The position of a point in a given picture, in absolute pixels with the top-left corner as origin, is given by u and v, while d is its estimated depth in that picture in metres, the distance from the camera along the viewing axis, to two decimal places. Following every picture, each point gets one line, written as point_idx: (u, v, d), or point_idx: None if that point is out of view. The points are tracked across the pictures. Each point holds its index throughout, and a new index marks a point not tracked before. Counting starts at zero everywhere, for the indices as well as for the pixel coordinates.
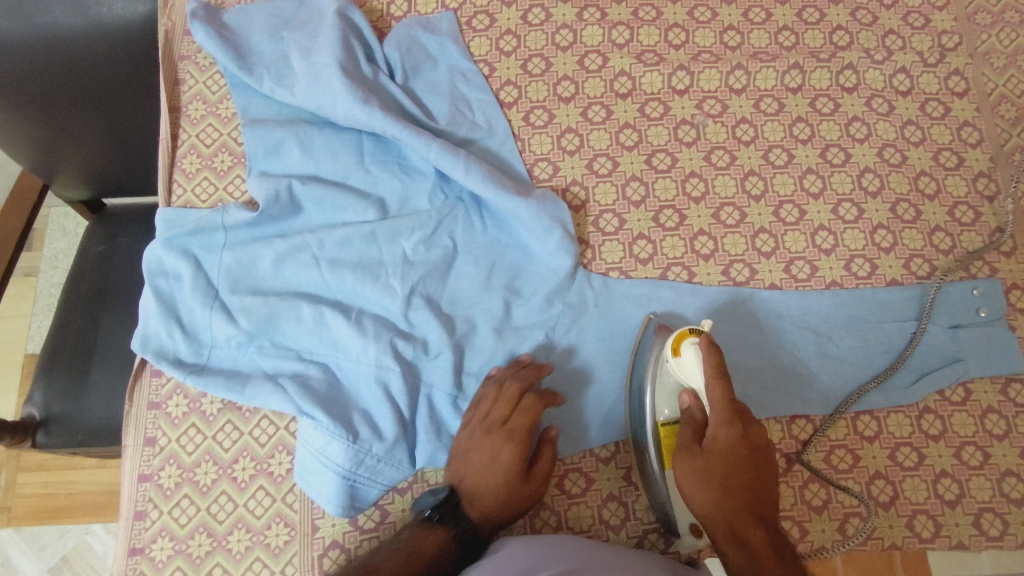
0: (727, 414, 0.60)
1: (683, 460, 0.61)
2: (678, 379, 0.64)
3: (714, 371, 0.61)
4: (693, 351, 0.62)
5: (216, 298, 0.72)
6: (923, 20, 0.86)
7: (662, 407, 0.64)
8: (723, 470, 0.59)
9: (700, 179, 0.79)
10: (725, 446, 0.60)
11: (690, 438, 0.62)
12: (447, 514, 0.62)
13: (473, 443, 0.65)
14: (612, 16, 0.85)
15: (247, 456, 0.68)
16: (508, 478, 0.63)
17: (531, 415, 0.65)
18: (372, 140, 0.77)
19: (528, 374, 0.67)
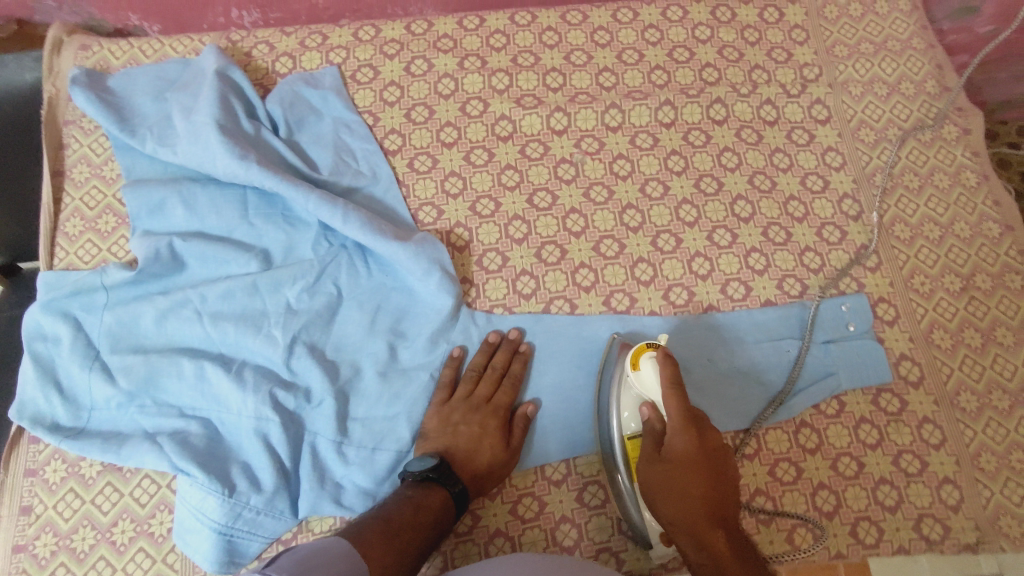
0: (682, 420, 0.62)
1: (646, 468, 0.63)
2: (638, 394, 0.65)
3: (670, 384, 0.63)
4: (650, 366, 0.64)
5: (97, 358, 0.72)
6: (786, 54, 0.92)
7: (627, 423, 0.66)
8: (683, 486, 0.61)
9: (580, 215, 0.82)
10: (681, 454, 0.62)
11: (649, 451, 0.63)
12: (445, 474, 0.65)
13: (457, 415, 0.69)
14: (491, 64, 0.89)
15: (127, 518, 0.67)
16: (493, 446, 0.68)
17: (511, 392, 0.71)
18: (256, 194, 0.79)
19: (497, 354, 0.73)
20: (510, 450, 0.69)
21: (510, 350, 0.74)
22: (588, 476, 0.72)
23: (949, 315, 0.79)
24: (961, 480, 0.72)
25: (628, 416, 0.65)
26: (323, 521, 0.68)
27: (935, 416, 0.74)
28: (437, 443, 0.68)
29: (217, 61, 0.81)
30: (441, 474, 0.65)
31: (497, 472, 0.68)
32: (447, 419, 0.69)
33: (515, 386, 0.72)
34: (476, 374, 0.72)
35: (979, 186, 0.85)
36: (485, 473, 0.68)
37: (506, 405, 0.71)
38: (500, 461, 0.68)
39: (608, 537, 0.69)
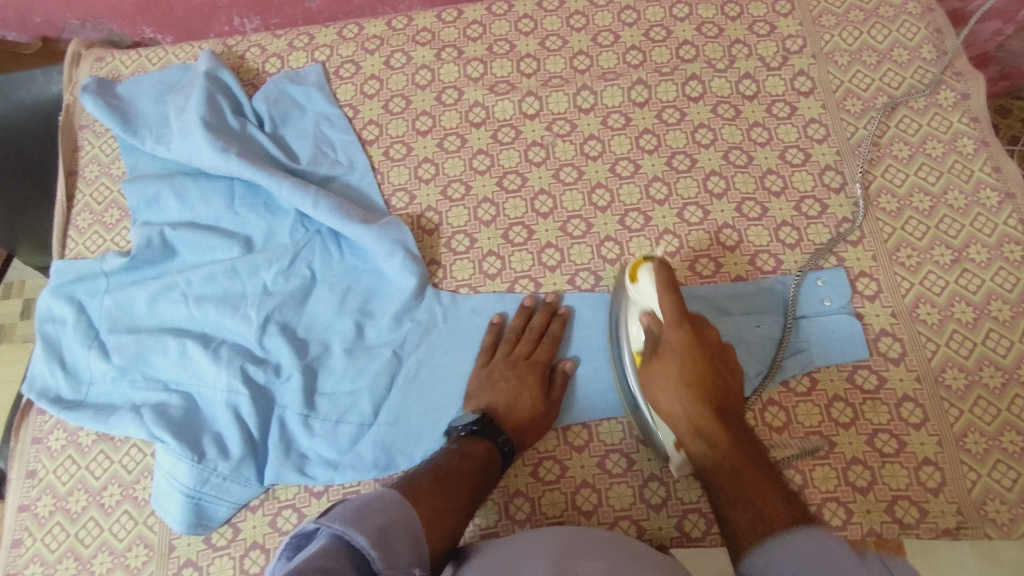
0: (676, 316, 0.63)
1: (647, 368, 0.65)
2: (638, 304, 0.67)
3: (664, 285, 0.64)
4: (648, 276, 0.65)
5: (96, 338, 0.79)
6: (769, 27, 0.89)
7: (634, 335, 0.67)
8: (681, 377, 0.63)
9: (548, 196, 0.83)
10: (676, 347, 0.63)
11: (649, 347, 0.65)
12: (488, 425, 0.67)
13: (497, 373, 0.72)
14: (468, 53, 0.91)
15: (115, 483, 0.74)
16: (532, 400, 0.70)
17: (550, 350, 0.74)
18: (242, 185, 0.84)
19: (535, 315, 0.76)
20: (549, 404, 0.71)
21: (548, 312, 0.76)
22: (544, 451, 0.72)
23: (937, 289, 0.74)
24: (944, 461, 0.67)
25: (635, 329, 0.67)
26: (288, 490, 0.72)
27: (916, 394, 0.70)
28: (478, 401, 0.71)
29: (207, 64, 0.87)
30: (484, 426, 0.67)
31: (538, 425, 0.70)
32: (486, 379, 0.72)
33: (555, 346, 0.74)
34: (514, 335, 0.75)
35: (977, 153, 0.80)
36: (528, 426, 0.69)
37: (544, 362, 0.73)
38: (539, 413, 0.70)
39: (562, 512, 0.69)
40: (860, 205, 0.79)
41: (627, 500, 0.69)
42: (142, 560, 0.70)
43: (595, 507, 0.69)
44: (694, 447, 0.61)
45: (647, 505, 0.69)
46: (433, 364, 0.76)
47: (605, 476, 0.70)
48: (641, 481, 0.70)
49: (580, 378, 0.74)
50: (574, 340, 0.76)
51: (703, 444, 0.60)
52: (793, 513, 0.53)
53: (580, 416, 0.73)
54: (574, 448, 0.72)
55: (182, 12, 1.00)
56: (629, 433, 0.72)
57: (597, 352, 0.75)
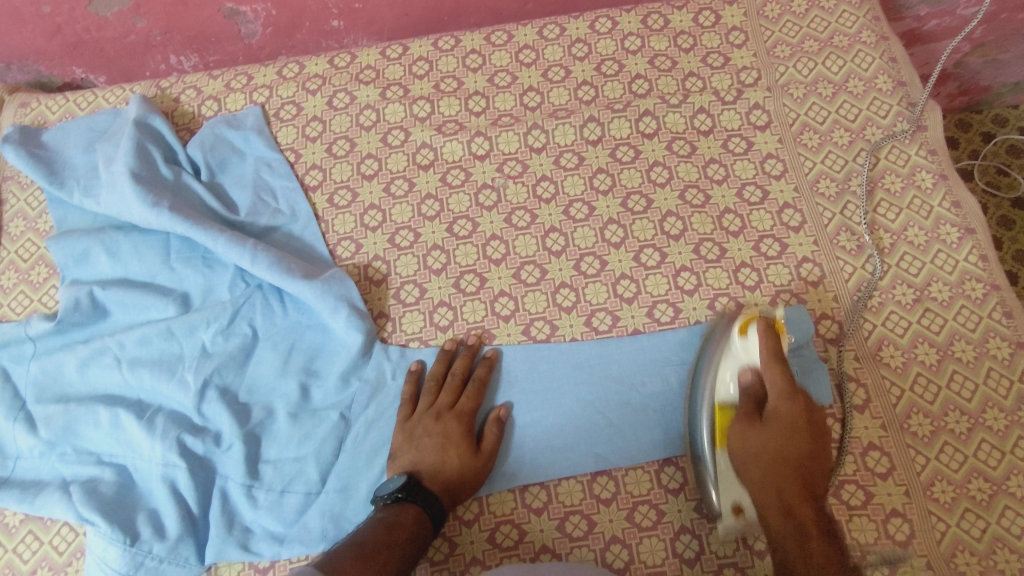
0: (789, 389, 0.62)
1: (744, 425, 0.62)
2: (738, 359, 0.66)
3: (771, 354, 0.64)
4: (757, 335, 0.66)
5: (22, 408, 0.74)
6: (723, 59, 0.87)
7: (725, 388, 0.66)
8: (778, 451, 0.60)
9: (500, 241, 0.79)
10: (787, 420, 0.61)
11: (749, 415, 0.63)
12: (414, 491, 0.63)
13: (421, 428, 0.68)
14: (414, 92, 0.88)
15: (45, 566, 0.68)
16: (460, 454, 0.66)
17: (475, 397, 0.70)
18: (177, 239, 0.79)
19: (456, 360, 0.73)
20: (480, 456, 0.67)
21: (470, 355, 0.73)
22: (501, 515, 0.69)
23: (900, 330, 0.72)
24: (912, 513, 0.65)
25: (727, 381, 0.66)
26: (231, 568, 0.67)
27: (881, 442, 0.68)
28: (406, 461, 0.67)
29: (137, 111, 0.83)
30: (411, 491, 0.63)
31: (470, 481, 0.66)
32: (411, 434, 0.68)
33: (480, 391, 0.71)
34: (435, 385, 0.71)
35: (936, 187, 0.79)
36: (457, 483, 0.66)
37: (470, 410, 0.69)
38: (470, 467, 0.66)
39: None
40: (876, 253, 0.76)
41: (589, 564, 0.66)
42: None
43: None
44: (778, 524, 0.57)
45: (610, 569, 0.66)
46: (383, 425, 0.72)
47: (566, 540, 0.67)
48: (603, 545, 0.66)
49: (539, 435, 0.71)
50: (526, 392, 0.73)
51: (789, 520, 0.56)
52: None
53: (537, 476, 0.69)
54: (532, 510, 0.69)
55: (114, 52, 0.95)
56: (589, 493, 0.69)
57: (558, 405, 0.72)
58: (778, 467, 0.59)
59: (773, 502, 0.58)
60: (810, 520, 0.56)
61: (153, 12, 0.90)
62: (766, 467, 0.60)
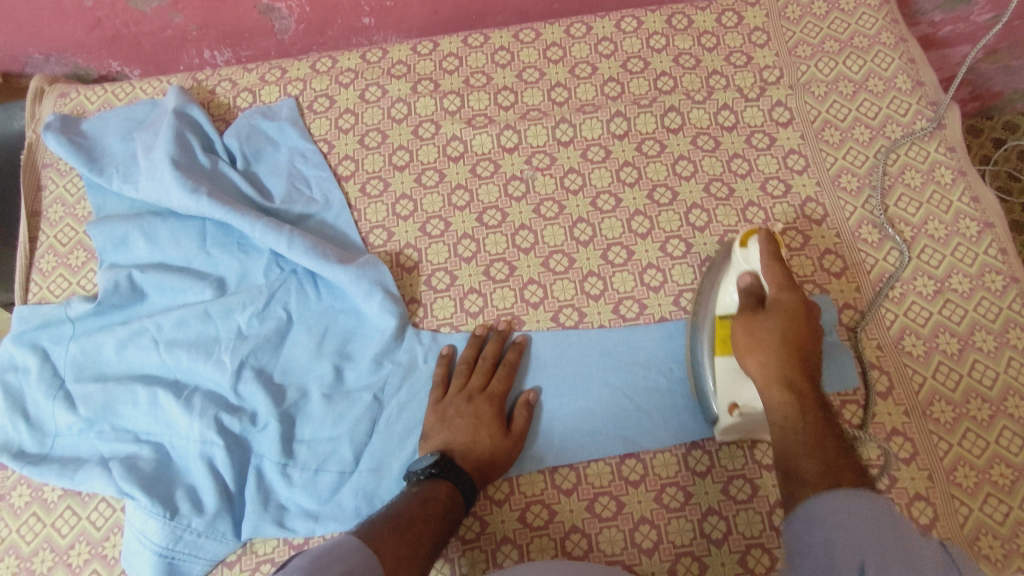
0: (787, 281, 0.67)
1: (749, 319, 0.66)
2: (738, 267, 0.69)
3: (772, 259, 0.67)
4: (757, 245, 0.69)
5: (61, 387, 0.75)
6: (745, 58, 0.90)
7: (725, 298, 0.69)
8: (786, 337, 0.64)
9: (529, 230, 0.81)
10: (786, 306, 0.65)
11: (751, 303, 0.67)
12: (447, 467, 0.65)
13: (453, 409, 0.70)
14: (444, 86, 0.90)
15: (83, 541, 0.69)
16: (491, 434, 0.68)
17: (505, 380, 0.72)
18: (213, 225, 0.81)
19: (486, 345, 0.75)
20: (510, 437, 0.69)
21: (500, 340, 0.75)
22: (531, 495, 0.70)
23: (921, 320, 0.74)
24: (936, 496, 0.66)
25: (728, 292, 0.69)
26: (267, 544, 0.69)
27: (905, 428, 0.69)
28: (438, 440, 0.69)
29: (176, 101, 0.85)
30: (444, 468, 0.65)
31: (500, 461, 0.68)
32: (443, 415, 0.70)
33: (510, 374, 0.72)
34: (466, 368, 0.73)
35: (954, 182, 0.81)
36: (488, 463, 0.68)
37: (500, 393, 0.71)
38: (501, 447, 0.68)
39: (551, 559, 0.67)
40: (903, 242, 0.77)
41: (619, 544, 0.67)
42: None
43: (586, 552, 0.67)
44: (782, 398, 0.61)
45: (639, 549, 0.67)
46: (416, 407, 0.73)
47: (595, 520, 0.68)
48: (632, 525, 0.68)
49: (568, 418, 0.72)
50: (555, 377, 0.74)
51: (790, 398, 0.61)
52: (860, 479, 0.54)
53: (565, 458, 0.71)
54: (562, 491, 0.70)
55: (150, 45, 0.98)
56: (618, 475, 0.70)
57: (587, 390, 0.73)
58: (782, 354, 0.63)
59: (776, 387, 0.62)
60: (812, 401, 0.60)
61: (192, 7, 0.93)
62: (770, 356, 0.63)
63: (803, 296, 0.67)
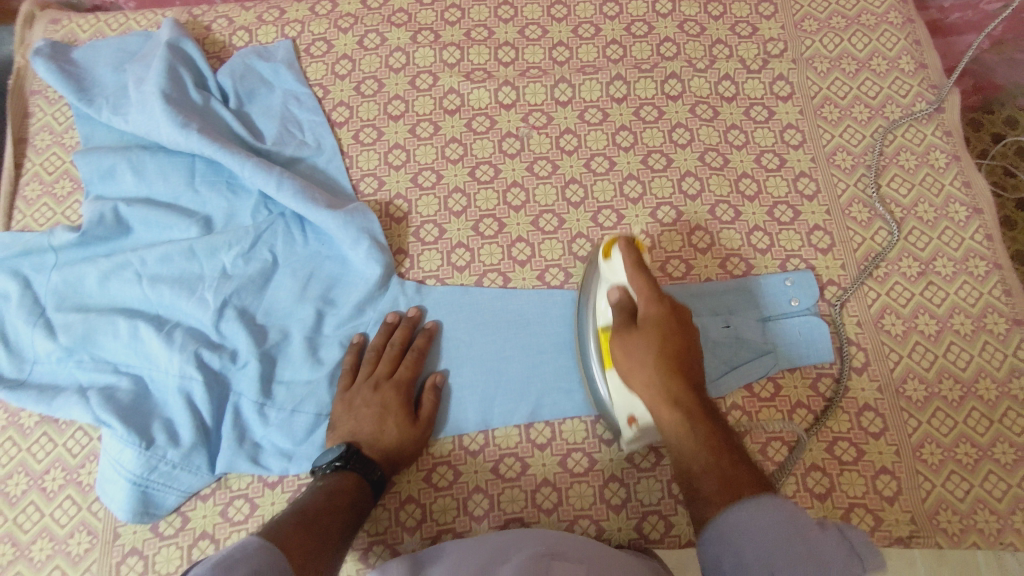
0: (653, 291, 0.63)
1: (622, 332, 0.62)
2: (607, 280, 0.67)
3: (635, 283, 0.63)
4: (619, 255, 0.65)
5: (42, 315, 0.75)
6: (751, 29, 0.88)
7: (602, 310, 0.67)
8: (660, 344, 0.61)
9: (521, 188, 0.81)
10: (656, 320, 0.62)
11: (624, 321, 0.63)
12: (353, 459, 0.64)
13: (360, 398, 0.68)
14: (444, 38, 0.88)
15: (58, 467, 0.70)
16: (399, 423, 0.68)
17: (412, 367, 0.71)
18: (203, 162, 0.81)
19: (395, 332, 0.73)
20: (419, 424, 0.69)
21: (411, 325, 0.73)
22: (505, 448, 0.71)
23: (903, 300, 0.75)
24: (900, 471, 0.68)
25: (603, 304, 0.67)
26: (242, 480, 0.69)
27: (876, 404, 0.70)
28: (344, 431, 0.67)
29: (170, 34, 0.83)
30: (351, 459, 0.64)
31: (408, 449, 0.68)
32: (351, 404, 0.68)
33: (417, 361, 0.71)
34: (374, 355, 0.71)
35: (948, 167, 0.81)
36: (397, 451, 0.67)
37: (407, 381, 0.70)
38: (409, 436, 0.68)
39: (521, 509, 0.69)
40: (893, 222, 0.78)
41: (588, 500, 0.69)
42: (85, 547, 0.67)
43: (555, 506, 0.69)
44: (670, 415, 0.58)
45: (607, 505, 0.68)
46: None
47: (566, 475, 0.70)
48: (602, 482, 0.69)
49: (547, 376, 0.73)
50: (539, 335, 0.74)
51: (677, 409, 0.58)
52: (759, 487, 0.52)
53: (541, 415, 0.72)
54: (536, 445, 0.71)
55: None
56: (592, 433, 0.71)
57: (568, 350, 0.74)
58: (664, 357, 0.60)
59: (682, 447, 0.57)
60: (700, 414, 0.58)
61: None
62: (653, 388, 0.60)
63: (672, 312, 0.63)
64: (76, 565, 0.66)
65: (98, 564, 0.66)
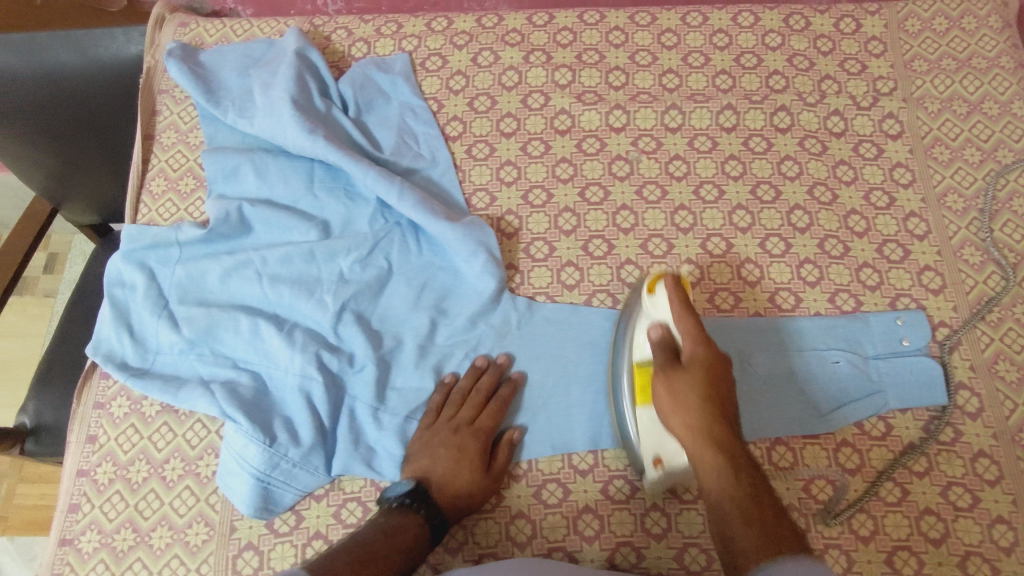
0: (699, 333, 0.66)
1: (670, 377, 0.65)
2: (648, 315, 0.69)
3: (680, 309, 0.67)
4: (664, 291, 0.69)
5: (165, 307, 0.77)
6: (860, 66, 0.89)
7: (640, 346, 0.69)
8: (706, 385, 0.63)
9: (630, 211, 0.82)
10: (703, 361, 0.65)
11: (667, 359, 0.66)
12: (421, 498, 0.65)
13: (439, 438, 0.70)
14: (556, 59, 0.90)
15: (178, 458, 0.72)
16: (472, 471, 0.68)
17: (495, 416, 0.71)
18: (323, 168, 0.83)
19: (482, 377, 0.73)
20: (490, 476, 0.69)
21: (497, 373, 0.73)
22: (614, 469, 0.72)
23: (1017, 347, 0.74)
24: (1017, 521, 0.67)
25: (642, 339, 0.69)
26: (354, 482, 0.71)
27: (991, 450, 0.70)
28: (418, 466, 0.69)
29: (296, 42, 0.86)
30: (419, 501, 0.65)
31: (477, 497, 0.68)
32: (429, 442, 0.70)
33: (500, 410, 0.71)
34: (459, 398, 0.72)
35: None
36: (465, 499, 0.67)
37: (487, 430, 0.71)
38: (480, 486, 0.68)
39: (630, 532, 0.69)
40: (1008, 267, 0.77)
41: (697, 528, 0.69)
42: (203, 538, 0.69)
43: (665, 531, 0.69)
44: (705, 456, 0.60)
45: None
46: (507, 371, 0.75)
47: (675, 501, 0.70)
48: None
49: None
50: None
51: (722, 458, 0.59)
52: (798, 543, 0.53)
53: None
54: None
55: None
56: None
57: None
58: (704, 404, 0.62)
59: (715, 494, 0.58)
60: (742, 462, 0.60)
61: None
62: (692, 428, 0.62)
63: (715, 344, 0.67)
64: (194, 555, 0.68)
65: (215, 556, 0.68)
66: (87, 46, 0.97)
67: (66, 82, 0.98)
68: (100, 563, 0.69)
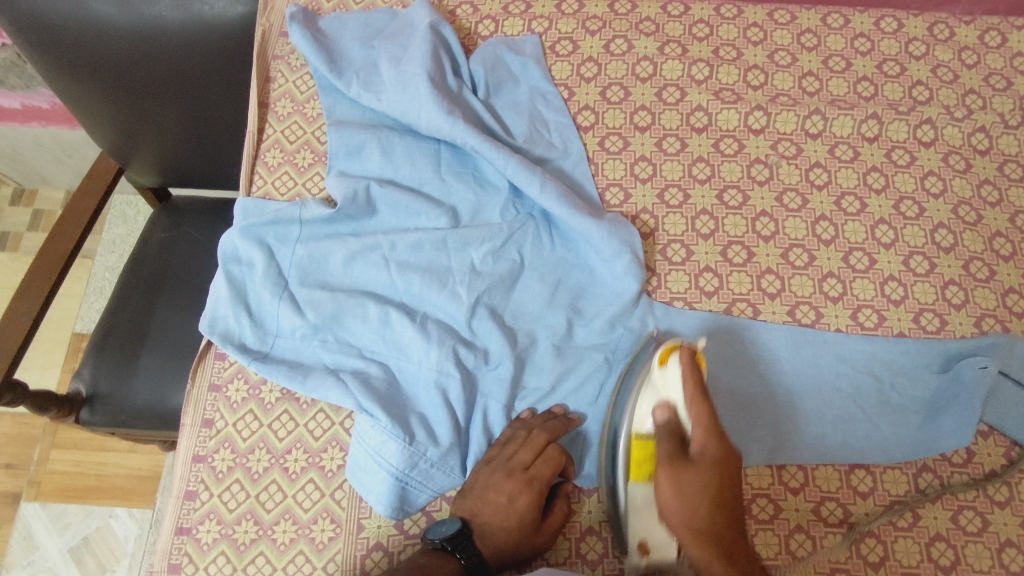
0: (712, 414, 0.60)
1: (681, 477, 0.58)
2: (656, 392, 0.63)
3: (696, 386, 0.60)
4: (677, 366, 0.61)
5: (286, 288, 0.73)
6: (1005, 83, 0.86)
7: (642, 419, 0.63)
8: (717, 487, 0.58)
9: (770, 218, 0.79)
10: (713, 460, 0.59)
11: (677, 451, 0.60)
12: (461, 545, 0.61)
13: (492, 480, 0.64)
14: (692, 53, 0.86)
15: (300, 448, 0.69)
16: (521, 523, 0.63)
17: (555, 465, 0.65)
18: (450, 150, 0.79)
19: (553, 421, 0.68)
20: (542, 532, 0.64)
21: (565, 423, 0.68)
22: (758, 488, 0.69)
23: None
24: None
25: (644, 411, 0.63)
26: None
27: None
28: (465, 504, 0.64)
29: (428, 15, 0.81)
30: (457, 546, 0.61)
31: (524, 550, 0.63)
32: (481, 482, 0.65)
33: (559, 460, 0.65)
34: (522, 436, 0.66)
35: None
36: (510, 549, 0.63)
37: (545, 478, 0.65)
38: (527, 542, 0.63)
39: (776, 555, 0.66)
40: None
41: (843, 553, 0.67)
42: (329, 535, 0.66)
43: (810, 554, 0.66)
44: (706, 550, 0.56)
45: (864, 561, 0.66)
46: None
47: (820, 524, 0.68)
48: (858, 536, 0.67)
49: (798, 420, 0.71)
50: (789, 373, 0.73)
51: (716, 546, 0.56)
52: None
53: (795, 457, 0.70)
54: (789, 489, 0.69)
55: None
56: (846, 483, 0.69)
57: (819, 392, 0.72)
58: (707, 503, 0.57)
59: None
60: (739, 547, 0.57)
61: None
62: (696, 519, 0.57)
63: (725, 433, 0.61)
64: (321, 553, 0.65)
65: (342, 555, 0.65)
66: (190, 3, 0.81)
67: (156, 41, 0.83)
68: (221, 556, 0.65)
